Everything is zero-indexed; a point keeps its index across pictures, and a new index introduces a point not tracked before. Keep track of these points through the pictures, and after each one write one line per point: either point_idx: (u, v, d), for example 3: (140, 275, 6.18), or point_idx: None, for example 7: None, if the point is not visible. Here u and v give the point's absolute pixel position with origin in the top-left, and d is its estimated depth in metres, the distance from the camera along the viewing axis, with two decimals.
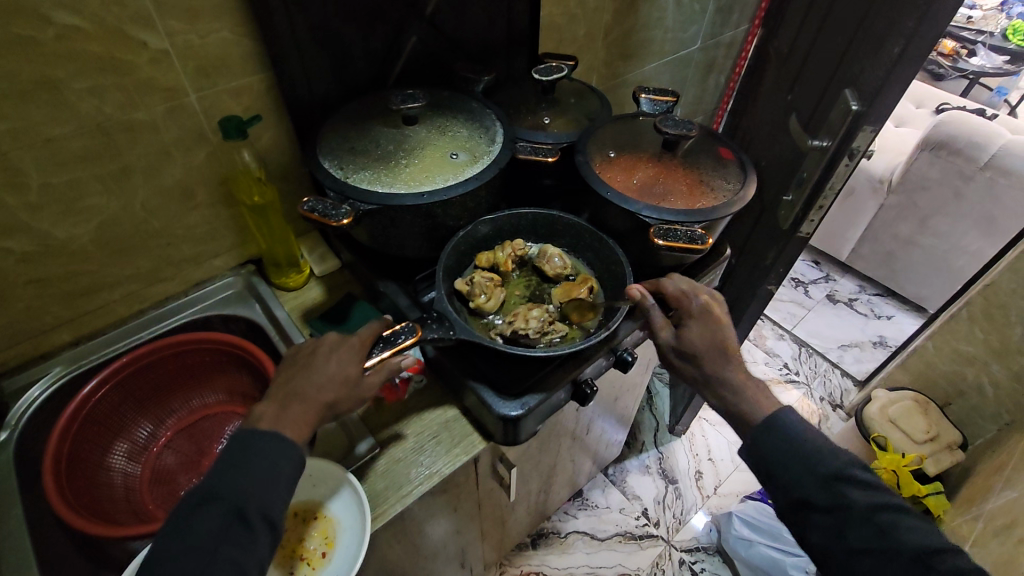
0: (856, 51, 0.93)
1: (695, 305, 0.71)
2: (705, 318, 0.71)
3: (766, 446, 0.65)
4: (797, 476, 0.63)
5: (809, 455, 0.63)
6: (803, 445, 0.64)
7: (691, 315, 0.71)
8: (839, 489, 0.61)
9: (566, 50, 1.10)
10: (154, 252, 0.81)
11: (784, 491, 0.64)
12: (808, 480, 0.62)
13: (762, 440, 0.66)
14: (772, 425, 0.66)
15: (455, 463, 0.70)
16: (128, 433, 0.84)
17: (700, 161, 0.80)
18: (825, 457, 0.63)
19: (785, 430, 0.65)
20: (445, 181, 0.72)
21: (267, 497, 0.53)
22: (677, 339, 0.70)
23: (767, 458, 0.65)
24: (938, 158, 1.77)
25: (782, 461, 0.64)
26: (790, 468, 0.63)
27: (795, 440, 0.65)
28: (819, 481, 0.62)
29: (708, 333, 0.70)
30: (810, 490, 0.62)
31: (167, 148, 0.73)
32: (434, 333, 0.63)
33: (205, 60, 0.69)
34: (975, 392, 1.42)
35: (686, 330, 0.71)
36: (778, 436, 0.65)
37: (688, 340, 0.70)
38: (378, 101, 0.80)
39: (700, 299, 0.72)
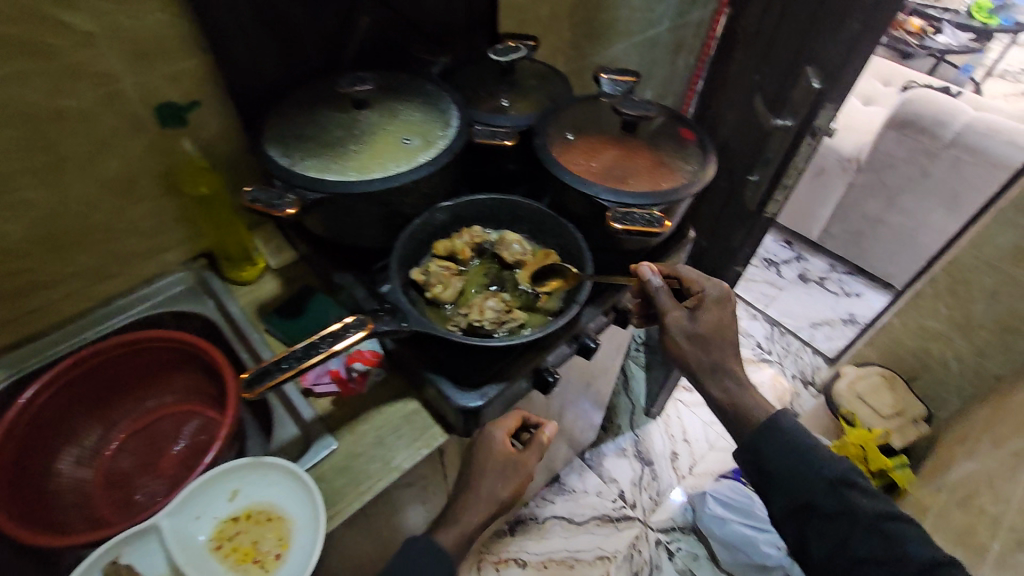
0: (819, 27, 0.92)
1: (711, 290, 0.77)
2: (720, 304, 0.76)
3: (768, 450, 0.69)
4: (802, 481, 0.66)
5: (812, 461, 0.67)
6: (807, 450, 0.68)
7: (705, 301, 0.76)
8: (844, 495, 0.64)
9: (529, 30, 1.07)
10: (96, 248, 0.77)
11: (787, 494, 0.67)
12: (811, 485, 0.66)
13: (766, 442, 0.69)
14: (773, 427, 0.70)
15: (416, 456, 0.68)
16: (76, 438, 0.80)
17: (661, 143, 0.79)
18: (828, 463, 0.67)
19: (789, 434, 0.69)
20: (397, 168, 0.69)
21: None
22: (690, 322, 0.75)
23: (771, 461, 0.68)
24: (904, 137, 1.80)
25: (786, 466, 0.68)
26: (794, 472, 0.67)
27: (797, 445, 0.68)
28: (824, 487, 0.65)
29: (722, 319, 0.75)
30: (815, 493, 0.65)
31: (102, 138, 0.69)
32: (385, 327, 0.61)
33: (137, 43, 0.65)
34: (939, 366, 1.45)
35: (700, 313, 0.75)
36: (782, 440, 0.69)
37: (703, 323, 0.75)
38: (327, 85, 0.77)
39: (715, 287, 0.77)
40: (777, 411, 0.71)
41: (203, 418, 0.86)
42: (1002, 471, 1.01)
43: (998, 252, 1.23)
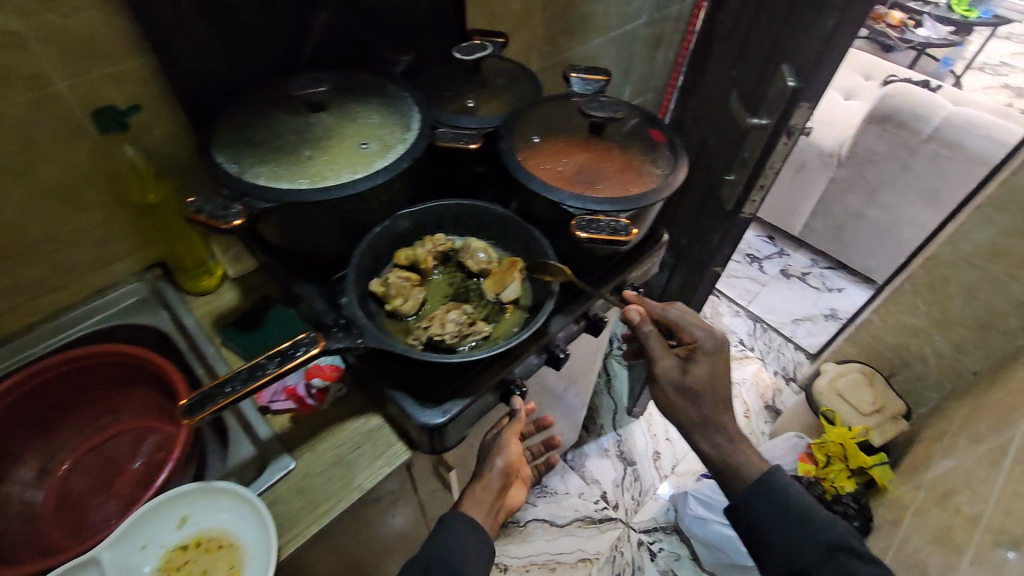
0: (795, 23, 0.89)
1: (706, 341, 0.75)
2: (714, 355, 0.74)
3: (763, 510, 0.71)
4: (796, 544, 0.68)
5: (805, 523, 0.68)
6: (801, 513, 0.70)
7: (697, 352, 0.75)
8: (838, 559, 0.65)
9: (501, 26, 1.03)
10: (38, 260, 0.73)
11: (783, 557, 0.68)
12: (807, 548, 0.67)
13: (761, 503, 0.71)
14: (766, 487, 0.72)
15: (377, 476, 0.65)
16: (23, 458, 0.76)
17: (631, 145, 0.76)
18: (823, 527, 0.68)
19: (784, 497, 0.71)
20: (353, 174, 0.66)
21: (451, 551, 0.65)
22: (681, 373, 0.74)
23: (764, 519, 0.71)
24: (884, 131, 1.79)
25: (779, 527, 0.70)
26: (787, 535, 0.69)
27: (791, 507, 0.70)
28: (818, 551, 0.66)
29: (715, 370, 0.74)
30: (809, 556, 0.66)
31: (37, 144, 0.65)
32: (340, 343, 0.58)
33: (70, 43, 0.61)
34: (918, 362, 1.45)
35: (693, 365, 0.74)
36: (776, 500, 0.71)
37: (694, 376, 0.74)
38: (281, 87, 0.73)
39: (710, 337, 0.75)
40: (771, 470, 0.74)
41: (162, 434, 0.82)
42: (978, 469, 1.00)
43: (976, 248, 1.22)
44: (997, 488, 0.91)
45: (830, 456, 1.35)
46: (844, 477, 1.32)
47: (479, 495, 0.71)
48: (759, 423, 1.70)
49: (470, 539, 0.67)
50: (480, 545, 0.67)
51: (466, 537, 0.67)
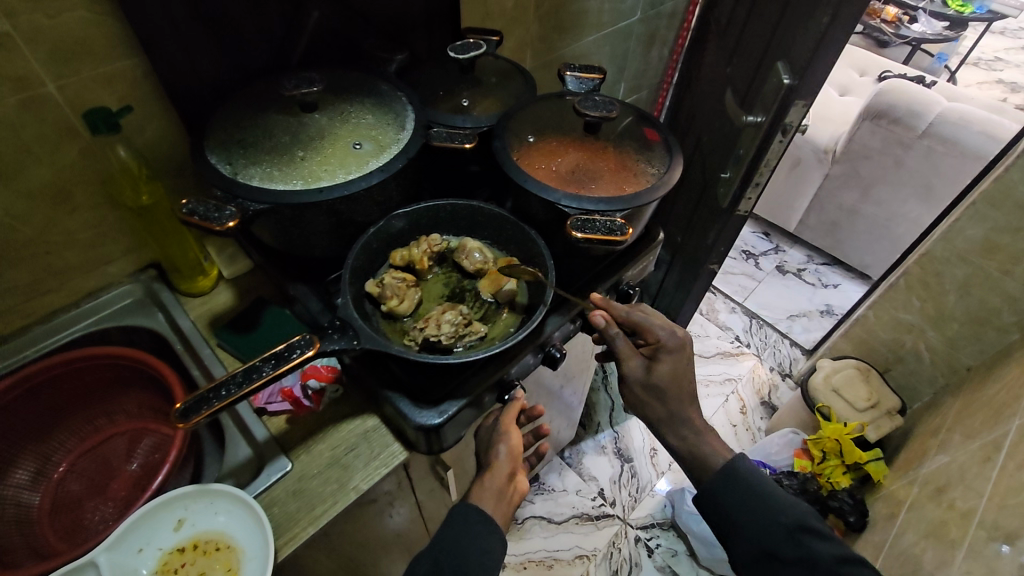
0: (788, 21, 0.89)
1: (671, 339, 0.73)
2: (678, 353, 0.73)
3: (728, 498, 0.70)
4: (762, 529, 0.67)
5: (770, 507, 0.68)
6: (765, 495, 0.69)
7: (662, 350, 0.73)
8: (802, 541, 0.66)
9: (495, 24, 1.03)
10: (32, 262, 0.73)
11: (751, 543, 0.68)
12: (771, 532, 0.67)
13: (726, 491, 0.70)
14: (732, 474, 0.71)
15: (373, 477, 0.65)
16: (18, 462, 0.75)
17: (625, 144, 0.76)
18: (786, 508, 0.68)
19: (748, 482, 0.70)
20: (346, 175, 0.65)
21: (461, 547, 0.64)
22: (646, 372, 0.73)
23: (730, 507, 0.70)
24: (879, 128, 1.78)
25: (742, 513, 0.69)
26: (752, 521, 0.68)
27: (754, 491, 0.70)
28: (784, 534, 0.66)
29: (679, 369, 0.73)
30: (775, 540, 0.67)
31: (28, 145, 0.65)
32: (336, 345, 0.58)
33: (61, 44, 0.61)
34: (912, 357, 1.45)
35: (657, 364, 0.73)
36: (740, 486, 0.70)
37: (659, 373, 0.72)
38: (274, 86, 0.73)
39: (675, 335, 0.73)
40: (735, 455, 0.72)
41: (157, 435, 0.82)
42: (972, 465, 1.01)
43: (969, 245, 1.23)
44: (991, 483, 0.91)
45: (825, 452, 1.37)
46: (840, 473, 1.34)
47: (489, 484, 0.69)
48: (755, 419, 1.71)
49: (481, 534, 0.65)
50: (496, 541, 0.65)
51: (476, 534, 0.64)
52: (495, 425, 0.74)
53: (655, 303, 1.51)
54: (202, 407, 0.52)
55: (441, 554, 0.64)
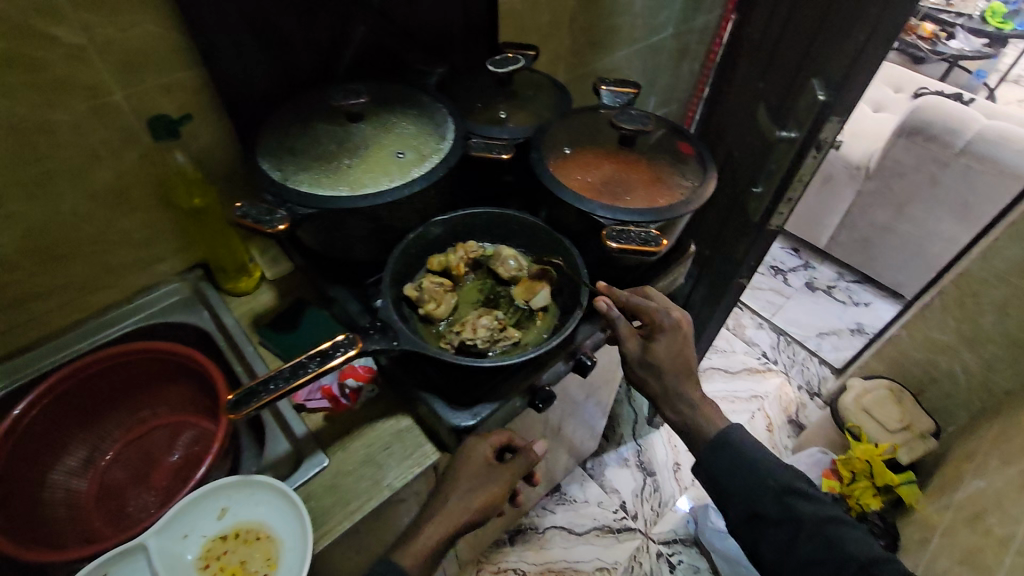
0: (824, 38, 0.89)
1: (666, 320, 0.70)
2: (674, 333, 0.70)
3: (723, 470, 0.71)
4: (752, 494, 0.69)
5: (760, 472, 0.70)
6: (755, 462, 0.71)
7: (658, 332, 0.70)
8: (789, 503, 0.68)
9: (530, 38, 1.06)
10: (89, 259, 0.77)
11: (738, 504, 0.70)
12: (761, 496, 0.69)
13: (719, 459, 0.71)
14: (726, 444, 0.71)
15: (407, 475, 0.68)
16: (69, 449, 0.79)
17: (659, 157, 0.78)
18: (776, 473, 0.70)
19: (741, 450, 0.71)
20: (389, 182, 0.68)
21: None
22: (643, 352, 0.71)
23: (723, 476, 0.71)
24: (914, 144, 1.75)
25: (735, 481, 0.70)
26: (743, 485, 0.70)
27: (747, 458, 0.70)
28: (772, 498, 0.69)
29: (676, 348, 0.70)
30: (763, 502, 0.69)
31: (95, 150, 0.69)
32: (377, 345, 0.60)
33: (129, 56, 0.65)
34: (947, 379, 1.42)
35: (653, 344, 0.70)
36: (732, 455, 0.71)
37: (653, 353, 0.70)
38: (320, 97, 0.76)
39: (671, 315, 0.70)
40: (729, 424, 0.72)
41: (197, 429, 0.85)
42: (1010, 491, 0.97)
43: (1007, 265, 1.20)
44: None
45: (855, 473, 1.34)
46: (870, 495, 1.29)
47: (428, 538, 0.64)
48: (782, 437, 1.68)
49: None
50: None
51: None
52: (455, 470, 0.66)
53: None
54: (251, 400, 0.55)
55: None
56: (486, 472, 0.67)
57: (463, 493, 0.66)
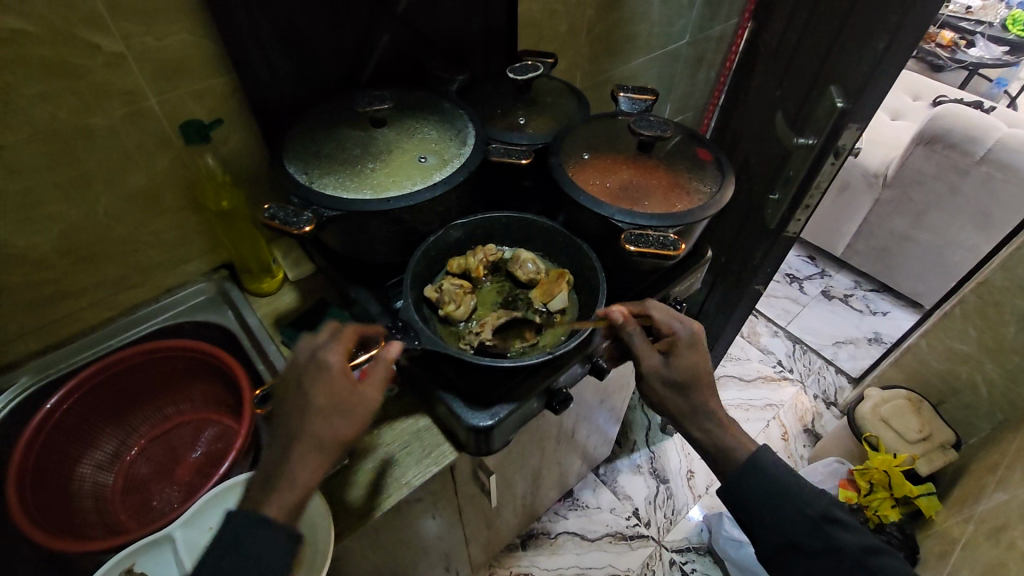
0: (843, 46, 0.89)
1: (684, 331, 0.70)
2: (695, 346, 0.69)
3: (759, 496, 0.68)
4: (787, 521, 0.66)
5: (797, 499, 0.67)
6: (789, 487, 0.68)
7: (678, 345, 0.69)
8: (828, 532, 0.65)
9: (549, 47, 1.07)
10: (121, 259, 0.80)
11: (774, 533, 0.67)
12: (796, 523, 0.66)
13: (754, 485, 0.68)
14: (760, 471, 0.68)
15: (425, 474, 0.69)
16: (97, 443, 0.81)
17: (677, 163, 0.79)
18: (811, 501, 0.67)
19: (776, 476, 0.68)
20: (412, 186, 0.70)
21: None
22: (664, 366, 0.69)
23: (754, 502, 0.68)
24: (933, 153, 1.73)
25: (768, 507, 0.67)
26: (778, 512, 0.67)
27: (782, 485, 0.68)
28: (808, 526, 0.66)
29: (698, 361, 0.69)
30: (800, 531, 0.66)
31: (129, 154, 0.71)
32: (397, 344, 0.61)
33: (164, 63, 0.67)
34: (968, 391, 1.40)
35: (674, 357, 0.69)
36: (765, 482, 0.68)
37: (677, 367, 0.68)
38: (344, 103, 0.78)
39: (689, 327, 0.70)
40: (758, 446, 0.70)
41: (219, 426, 0.86)
42: None
43: None
44: None
45: (873, 483, 1.32)
46: (888, 506, 1.29)
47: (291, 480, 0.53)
48: (798, 447, 1.66)
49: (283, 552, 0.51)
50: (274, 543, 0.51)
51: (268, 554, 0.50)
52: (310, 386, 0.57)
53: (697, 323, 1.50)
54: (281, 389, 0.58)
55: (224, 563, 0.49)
56: (350, 396, 0.56)
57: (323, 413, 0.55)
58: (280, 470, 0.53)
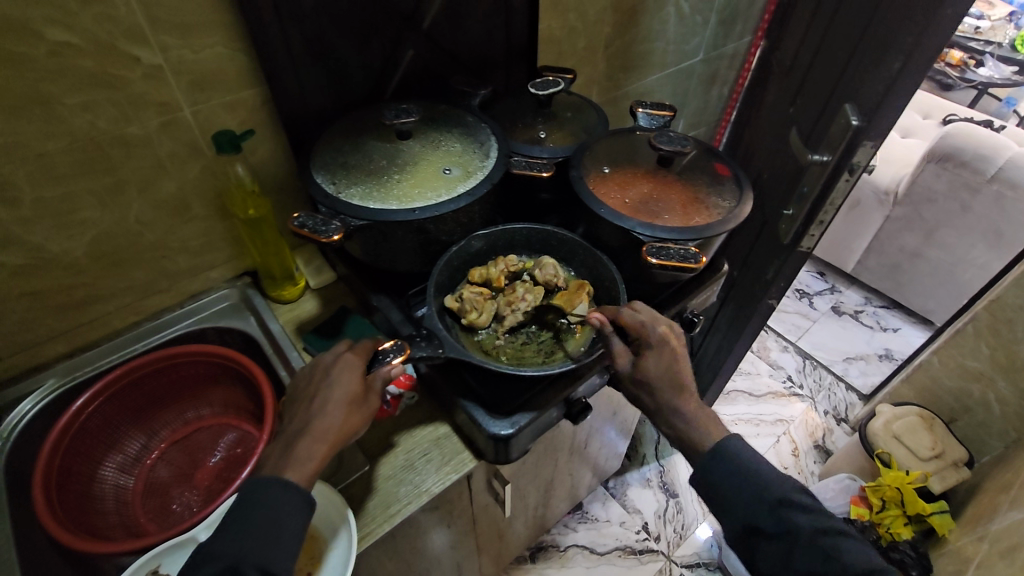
0: (857, 65, 0.91)
1: (652, 333, 0.66)
2: (664, 349, 0.66)
3: (720, 478, 0.64)
4: (745, 504, 0.63)
5: (753, 482, 0.63)
6: (750, 471, 0.64)
7: (647, 349, 0.67)
8: (784, 515, 0.61)
9: (567, 63, 1.09)
10: (149, 264, 0.81)
11: (731, 516, 0.64)
12: (754, 507, 0.62)
13: (710, 469, 0.65)
14: (734, 461, 0.64)
15: (445, 481, 0.70)
16: (120, 445, 0.82)
17: (696, 178, 0.80)
18: (771, 483, 0.63)
19: (734, 460, 0.64)
20: (437, 196, 0.71)
21: (269, 552, 0.50)
22: (633, 368, 0.68)
23: (716, 487, 0.65)
24: (944, 171, 1.74)
25: (728, 492, 0.64)
26: (736, 495, 0.63)
27: (742, 469, 0.64)
28: (765, 509, 0.62)
29: (668, 364, 0.66)
30: (755, 514, 0.62)
31: (162, 162, 0.73)
32: (422, 352, 0.62)
33: (199, 75, 0.70)
34: (981, 409, 1.39)
35: (642, 360, 0.67)
36: (725, 465, 0.64)
37: (644, 370, 0.67)
38: (372, 115, 0.80)
39: (658, 329, 0.66)
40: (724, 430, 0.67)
41: (239, 431, 0.86)
42: None
43: None
44: None
45: (885, 500, 1.32)
46: (900, 523, 1.28)
47: (301, 454, 0.55)
48: (808, 463, 1.66)
49: (300, 522, 0.53)
50: (283, 514, 0.52)
51: (289, 519, 0.52)
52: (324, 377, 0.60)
53: (708, 336, 1.51)
54: (311, 378, 0.61)
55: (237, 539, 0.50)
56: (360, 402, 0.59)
57: (335, 402, 0.57)
58: (314, 470, 0.54)
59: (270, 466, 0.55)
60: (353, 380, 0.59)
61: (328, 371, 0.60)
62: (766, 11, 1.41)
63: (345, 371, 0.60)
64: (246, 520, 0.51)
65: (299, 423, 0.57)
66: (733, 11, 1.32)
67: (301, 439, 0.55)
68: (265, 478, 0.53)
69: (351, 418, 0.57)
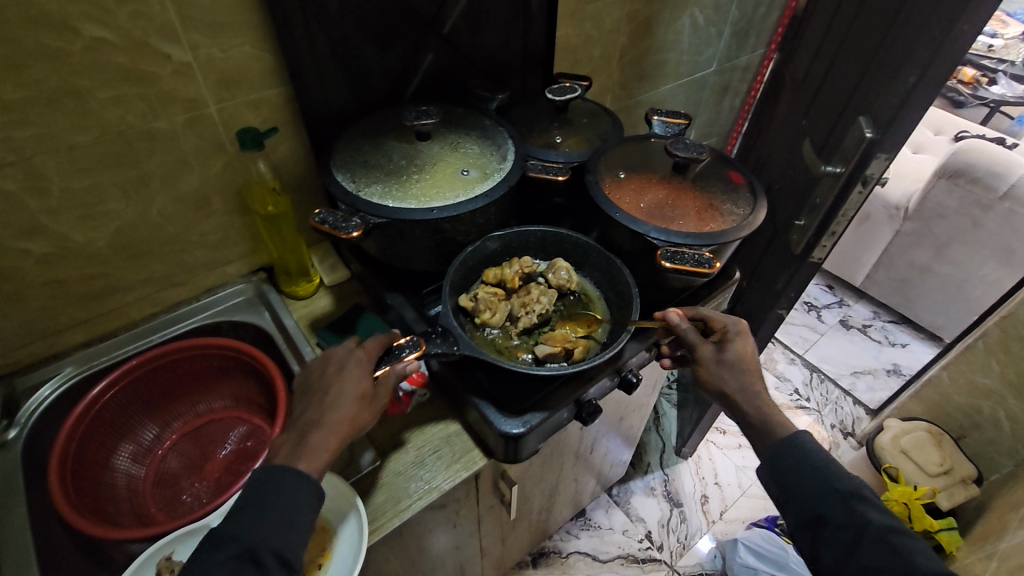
0: (872, 79, 0.92)
1: (731, 324, 0.74)
2: (744, 337, 0.73)
3: (790, 467, 0.65)
4: (815, 494, 0.62)
5: (826, 476, 0.63)
6: (824, 467, 0.64)
7: (727, 336, 0.73)
8: (855, 507, 0.60)
9: (582, 70, 1.11)
10: (169, 257, 0.83)
11: (799, 507, 0.63)
12: (824, 497, 0.62)
13: (781, 457, 0.66)
14: (792, 448, 0.66)
15: (455, 478, 0.71)
16: (133, 434, 0.83)
17: (711, 186, 0.81)
18: (842, 478, 0.63)
19: (807, 453, 0.65)
20: (455, 197, 0.72)
21: (283, 538, 0.50)
22: (719, 354, 0.72)
23: (785, 475, 0.65)
24: (956, 186, 1.75)
25: (798, 480, 0.64)
26: (809, 486, 0.63)
27: (815, 464, 0.64)
28: (835, 500, 0.61)
29: (749, 351, 0.72)
30: (824, 503, 0.62)
31: (186, 157, 0.75)
32: (437, 349, 0.63)
33: (225, 72, 0.71)
34: (990, 426, 1.38)
35: (726, 346, 0.72)
36: (798, 456, 0.65)
37: (730, 355, 0.71)
38: (392, 117, 0.81)
39: (735, 321, 0.75)
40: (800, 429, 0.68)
41: (249, 425, 0.87)
42: None
43: None
44: None
45: None
46: None
47: (314, 445, 0.56)
48: None
49: (310, 510, 0.53)
50: (302, 503, 0.53)
51: (304, 507, 0.53)
52: (337, 370, 0.61)
53: None
54: (324, 371, 0.62)
55: (254, 524, 0.50)
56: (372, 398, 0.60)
57: (344, 396, 0.59)
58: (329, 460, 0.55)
59: (286, 455, 0.55)
60: (361, 377, 0.60)
61: (341, 367, 0.61)
62: (780, 24, 1.42)
63: (354, 368, 0.61)
64: (259, 508, 0.51)
65: (312, 416, 0.58)
66: (747, 24, 1.33)
67: (314, 432, 0.57)
68: (278, 466, 0.54)
69: (361, 413, 0.59)
